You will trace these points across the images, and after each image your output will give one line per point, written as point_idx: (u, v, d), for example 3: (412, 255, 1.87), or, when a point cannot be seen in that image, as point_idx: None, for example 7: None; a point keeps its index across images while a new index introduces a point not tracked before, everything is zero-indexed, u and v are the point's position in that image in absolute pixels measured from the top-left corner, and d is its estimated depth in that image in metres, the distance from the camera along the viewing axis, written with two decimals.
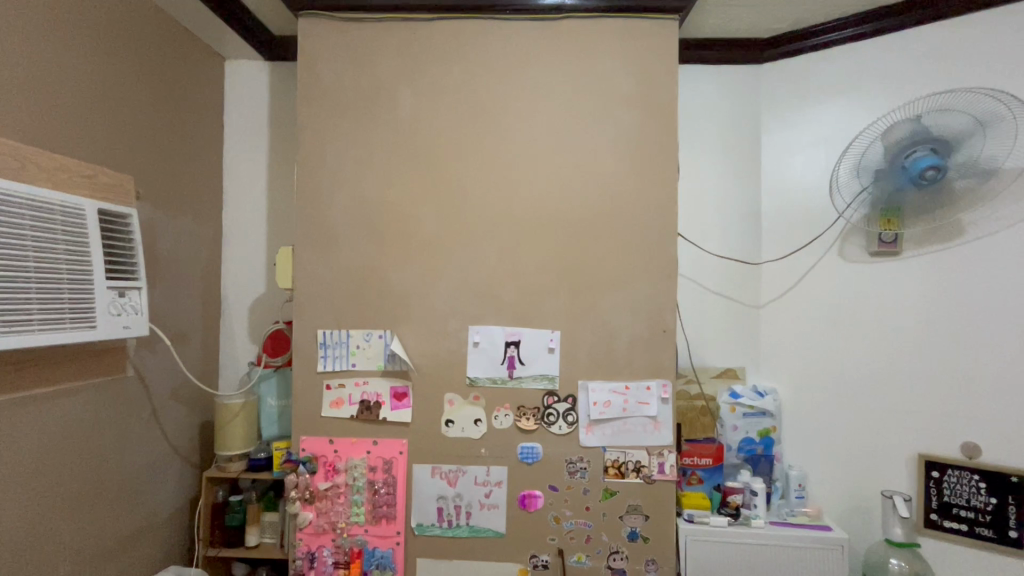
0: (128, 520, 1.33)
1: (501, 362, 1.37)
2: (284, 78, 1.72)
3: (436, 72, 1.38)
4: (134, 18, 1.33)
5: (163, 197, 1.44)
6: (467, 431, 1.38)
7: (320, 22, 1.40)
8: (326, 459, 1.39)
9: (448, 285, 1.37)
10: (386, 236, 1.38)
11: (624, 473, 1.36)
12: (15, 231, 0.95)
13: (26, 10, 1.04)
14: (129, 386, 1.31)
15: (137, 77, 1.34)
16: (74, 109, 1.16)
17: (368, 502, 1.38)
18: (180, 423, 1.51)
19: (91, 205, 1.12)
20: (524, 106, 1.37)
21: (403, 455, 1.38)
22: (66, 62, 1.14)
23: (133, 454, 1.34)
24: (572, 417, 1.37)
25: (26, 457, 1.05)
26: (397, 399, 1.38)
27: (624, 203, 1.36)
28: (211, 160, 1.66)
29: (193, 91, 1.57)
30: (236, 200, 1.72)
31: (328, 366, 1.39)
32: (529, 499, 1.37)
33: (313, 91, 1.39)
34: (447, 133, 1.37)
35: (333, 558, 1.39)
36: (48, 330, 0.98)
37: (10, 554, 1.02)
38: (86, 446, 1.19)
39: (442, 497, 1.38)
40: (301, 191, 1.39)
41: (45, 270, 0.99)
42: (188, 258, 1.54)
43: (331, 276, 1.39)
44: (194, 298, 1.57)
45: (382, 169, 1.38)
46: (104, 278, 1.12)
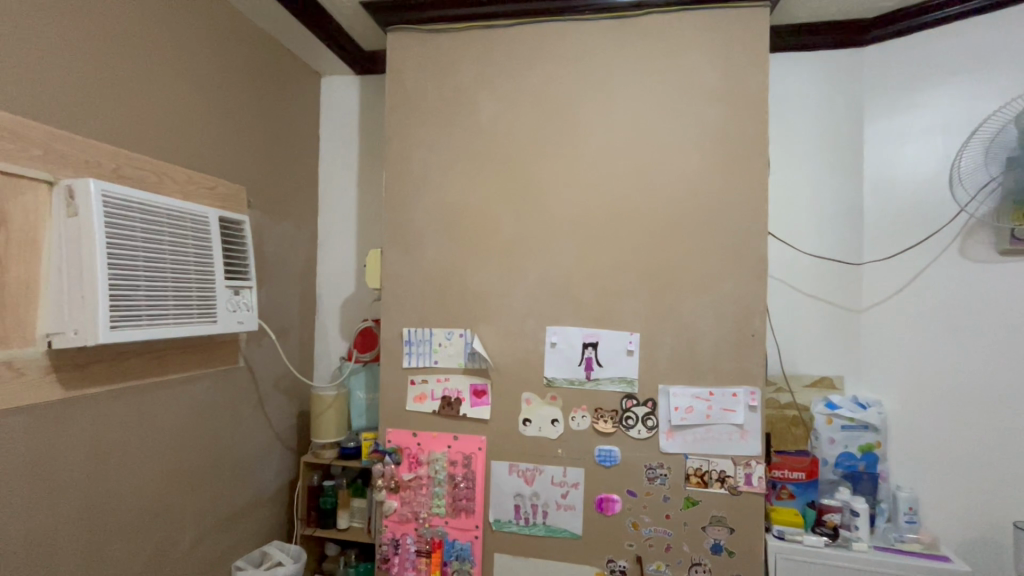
0: (240, 496, 1.48)
1: (579, 362, 1.36)
2: (372, 91, 1.83)
3: (515, 76, 1.40)
4: (245, 44, 1.48)
5: (269, 205, 1.58)
6: (544, 431, 1.39)
7: (407, 35, 1.48)
8: (409, 451, 1.46)
9: (527, 286, 1.39)
10: (467, 237, 1.42)
11: (707, 483, 1.31)
12: (155, 236, 1.09)
13: (166, 44, 1.21)
14: (241, 375, 1.46)
15: (248, 96, 1.49)
16: (198, 127, 1.31)
17: (448, 495, 1.43)
18: (281, 411, 1.66)
19: (214, 213, 1.26)
20: (602, 107, 1.36)
21: (481, 451, 1.42)
22: (193, 86, 1.29)
23: (244, 436, 1.48)
24: (652, 421, 1.33)
25: (158, 434, 1.20)
26: (476, 396, 1.42)
27: (707, 200, 1.31)
28: (310, 169, 1.80)
29: (295, 106, 1.72)
30: (330, 205, 1.85)
31: (412, 363, 1.45)
32: (606, 503, 1.35)
33: (400, 101, 1.47)
34: (526, 136, 1.39)
35: (416, 546, 1.45)
36: (178, 322, 1.11)
37: (147, 517, 1.18)
38: (205, 427, 1.34)
39: (519, 495, 1.40)
40: (389, 196, 1.47)
41: (178, 269, 1.13)
42: (289, 260, 1.68)
43: (415, 277, 1.46)
44: (293, 296, 1.71)
45: (463, 173, 1.43)
46: (222, 277, 1.25)
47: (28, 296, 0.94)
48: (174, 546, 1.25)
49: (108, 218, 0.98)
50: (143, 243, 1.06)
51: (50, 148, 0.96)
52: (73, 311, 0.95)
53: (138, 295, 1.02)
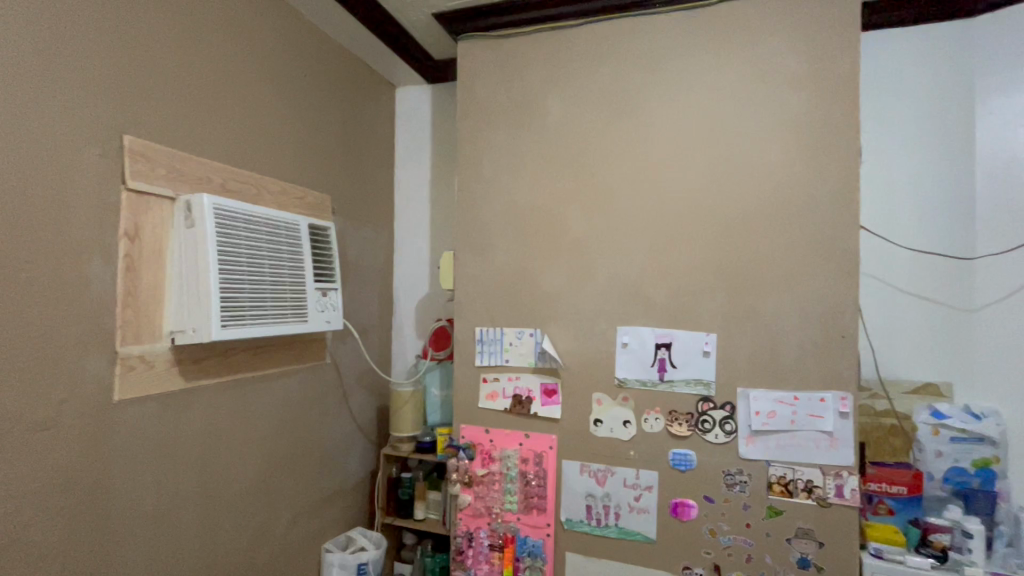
0: (328, 483, 1.59)
1: (652, 363, 1.34)
2: (444, 98, 1.90)
3: (583, 76, 1.40)
4: (328, 62, 1.58)
5: (351, 212, 1.69)
6: (616, 432, 1.37)
7: (477, 42, 1.52)
8: (482, 447, 1.50)
9: (598, 285, 1.39)
10: (537, 238, 1.44)
11: (792, 492, 1.24)
12: (256, 242, 1.19)
13: (263, 68, 1.33)
14: (328, 371, 1.57)
15: (332, 111, 1.60)
16: (290, 141, 1.42)
17: (520, 492, 1.46)
18: (363, 404, 1.76)
19: (304, 220, 1.36)
20: (674, 101, 1.33)
21: (553, 449, 1.43)
22: (285, 104, 1.41)
23: (331, 427, 1.59)
24: (730, 426, 1.28)
25: (259, 422, 1.32)
26: (547, 395, 1.43)
27: (791, 193, 1.24)
28: (387, 176, 1.90)
29: (373, 117, 1.82)
30: (405, 210, 1.94)
31: (484, 362, 1.49)
32: (681, 508, 1.32)
33: (471, 107, 1.52)
34: (596, 135, 1.39)
35: (489, 540, 1.49)
36: (276, 321, 1.22)
37: (249, 498, 1.30)
38: (298, 417, 1.45)
39: (591, 495, 1.39)
40: (461, 200, 1.53)
41: (275, 273, 1.23)
42: (369, 262, 1.78)
43: (487, 277, 1.49)
44: (373, 297, 1.81)
45: (533, 175, 1.45)
46: (312, 279, 1.35)
47: (157, 298, 1.07)
48: (272, 525, 1.37)
49: (219, 228, 1.10)
50: (247, 249, 1.17)
51: (172, 167, 1.09)
52: (191, 311, 1.07)
53: (243, 296, 1.13)
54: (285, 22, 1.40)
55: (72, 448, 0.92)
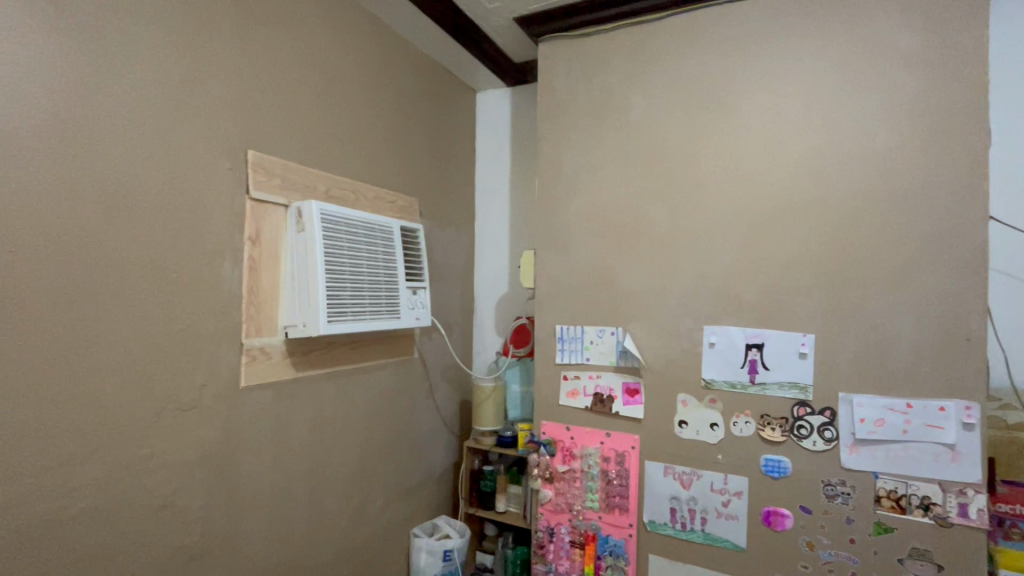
0: (416, 471, 1.67)
1: (742, 365, 1.29)
2: (522, 101, 1.94)
3: (668, 70, 1.38)
4: (416, 72, 1.67)
5: (436, 214, 1.77)
6: (702, 434, 1.33)
7: (558, 43, 1.54)
8: (563, 444, 1.51)
9: (683, 283, 1.35)
10: (618, 236, 1.43)
11: (905, 508, 1.14)
12: (356, 244, 1.29)
13: (360, 82, 1.43)
14: (415, 365, 1.65)
15: (419, 118, 1.68)
16: (383, 149, 1.52)
17: (601, 490, 1.45)
18: (447, 398, 1.83)
19: (396, 223, 1.45)
20: (766, 90, 1.27)
21: (635, 449, 1.41)
22: (379, 115, 1.50)
23: (418, 419, 1.68)
24: (831, 433, 1.20)
25: (356, 411, 1.42)
26: (629, 395, 1.42)
27: (903, 181, 1.14)
28: (468, 179, 1.97)
29: (455, 122, 1.89)
30: (485, 210, 1.99)
31: (565, 359, 1.50)
32: (775, 517, 1.26)
33: (551, 107, 1.54)
34: (679, 130, 1.36)
35: (570, 537, 1.49)
36: (373, 317, 1.31)
37: (348, 480, 1.40)
38: (389, 408, 1.55)
39: (675, 498, 1.36)
40: (542, 199, 1.55)
41: (372, 273, 1.32)
42: (452, 261, 1.85)
43: (568, 276, 1.51)
44: (456, 295, 1.88)
45: (615, 172, 1.44)
46: (403, 279, 1.43)
47: (274, 296, 1.19)
48: (367, 507, 1.47)
49: (325, 232, 1.20)
50: (349, 251, 1.26)
51: (286, 177, 1.20)
52: (302, 308, 1.18)
53: (346, 294, 1.23)
54: (379, 38, 1.50)
55: (208, 427, 1.05)
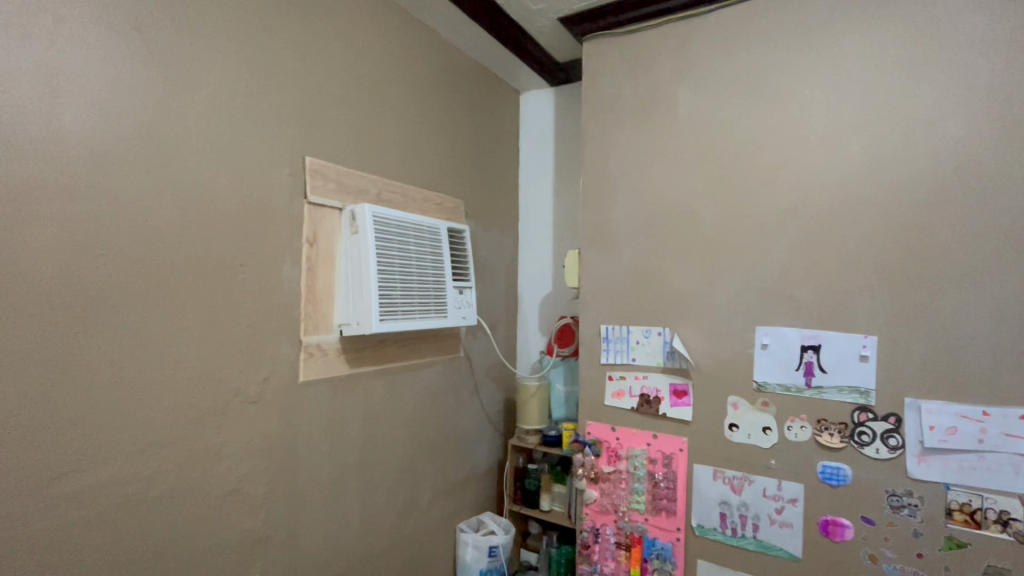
0: (462, 467, 1.71)
1: (797, 367, 1.24)
2: (566, 100, 1.94)
3: (717, 64, 1.35)
4: (462, 76, 1.70)
5: (482, 215, 1.80)
6: (754, 438, 1.29)
7: (603, 41, 1.53)
8: (608, 445, 1.50)
9: (733, 283, 1.32)
10: (665, 234, 1.41)
11: (979, 523, 1.06)
12: (405, 246, 1.33)
13: (409, 87, 1.48)
14: (461, 363, 1.69)
15: (464, 120, 1.71)
16: (431, 152, 1.56)
17: (648, 492, 1.43)
18: (492, 396, 1.86)
19: (443, 225, 1.48)
20: (824, 80, 1.22)
21: (683, 452, 1.39)
22: (426, 118, 1.54)
23: (463, 416, 1.71)
24: (895, 441, 1.14)
25: (405, 407, 1.47)
26: (677, 396, 1.39)
27: (977, 173, 1.06)
28: (512, 180, 1.98)
29: (500, 123, 1.91)
30: (529, 210, 2.00)
31: (610, 359, 1.49)
32: (833, 527, 1.20)
33: (596, 106, 1.53)
34: (730, 125, 1.32)
35: (615, 538, 1.48)
36: (422, 316, 1.34)
37: (397, 474, 1.45)
38: (436, 404, 1.58)
39: (725, 503, 1.33)
40: (586, 198, 1.54)
41: (421, 273, 1.36)
42: (496, 262, 1.88)
43: (613, 276, 1.50)
44: (500, 294, 1.90)
45: (662, 170, 1.42)
46: (450, 279, 1.47)
47: (330, 296, 1.24)
48: (415, 500, 1.51)
49: (377, 234, 1.25)
50: (399, 252, 1.31)
51: (340, 182, 1.26)
52: (355, 307, 1.23)
53: (396, 293, 1.27)
54: (426, 44, 1.54)
55: (271, 419, 1.11)
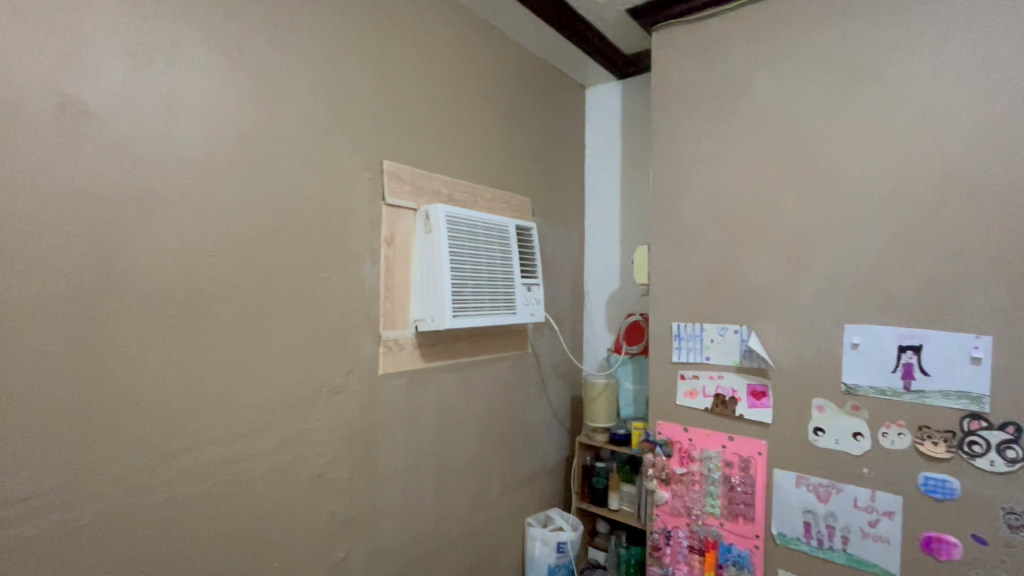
0: (530, 462, 1.72)
1: (894, 370, 1.14)
2: (634, 93, 1.90)
3: (800, 46, 1.27)
4: (528, 75, 1.72)
5: (548, 212, 1.80)
6: (843, 444, 1.21)
7: (674, 30, 1.48)
8: (680, 446, 1.45)
9: (819, 278, 1.24)
10: (742, 228, 1.35)
11: None
12: (476, 244, 1.36)
13: (478, 88, 1.51)
14: (529, 359, 1.70)
15: (531, 118, 1.72)
16: (498, 151, 1.58)
17: (723, 496, 1.37)
18: (559, 393, 1.86)
19: (512, 223, 1.50)
20: (925, 57, 1.12)
21: (762, 456, 1.32)
22: (494, 118, 1.57)
23: (531, 412, 1.72)
24: (1013, 453, 1.02)
25: (475, 401, 1.50)
26: (755, 397, 1.33)
27: None
28: (579, 177, 1.97)
29: (566, 120, 1.91)
30: (595, 206, 1.98)
31: (682, 358, 1.45)
32: (937, 544, 1.10)
33: (666, 97, 1.49)
34: (816, 110, 1.24)
35: (688, 542, 1.43)
36: (492, 313, 1.37)
37: (468, 466, 1.49)
38: (505, 399, 1.61)
39: (810, 512, 1.25)
40: (656, 193, 1.50)
41: (491, 270, 1.39)
42: (563, 258, 1.87)
43: (686, 272, 1.45)
44: (567, 291, 1.90)
45: (739, 160, 1.35)
46: (519, 276, 1.48)
47: (405, 293, 1.30)
48: (485, 493, 1.55)
49: (449, 233, 1.29)
50: (469, 250, 1.34)
51: (414, 183, 1.31)
52: (429, 303, 1.28)
53: (467, 290, 1.31)
54: (493, 46, 1.57)
55: (353, 409, 1.18)
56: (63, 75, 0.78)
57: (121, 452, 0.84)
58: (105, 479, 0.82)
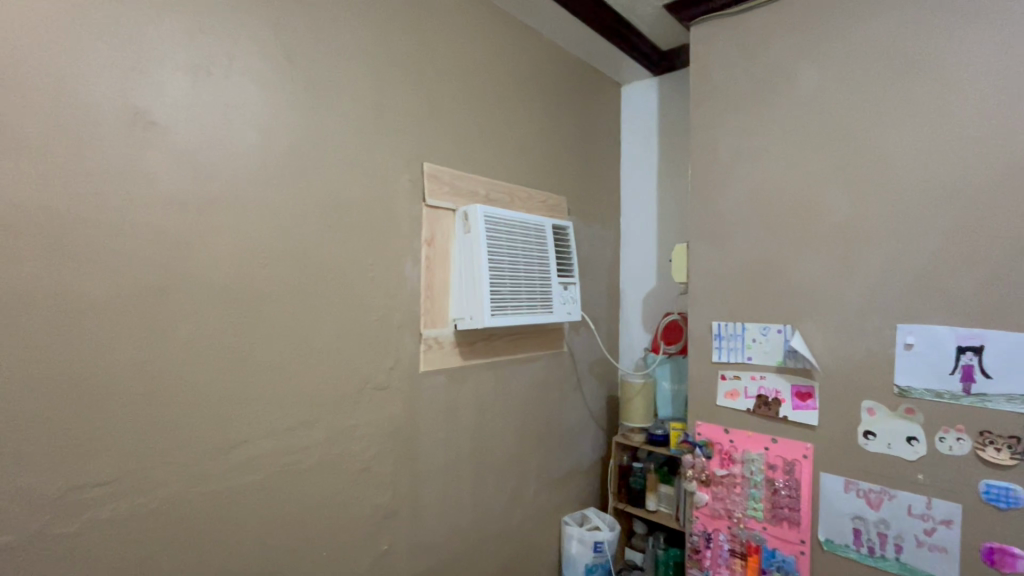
0: (566, 461, 1.72)
1: (952, 372, 1.09)
2: (671, 89, 1.87)
3: (849, 36, 1.23)
4: (564, 74, 1.71)
5: (584, 211, 1.80)
6: (896, 449, 1.16)
7: (714, 23, 1.45)
8: (721, 447, 1.42)
9: (869, 276, 1.19)
10: (786, 225, 1.31)
11: None
12: (513, 244, 1.38)
13: (514, 89, 1.52)
14: (565, 358, 1.70)
15: (566, 117, 1.72)
16: (535, 151, 1.59)
17: (767, 499, 1.34)
18: (594, 393, 1.85)
19: (548, 222, 1.51)
20: (987, 44, 1.06)
21: (808, 459, 1.28)
22: (531, 118, 1.58)
23: (567, 411, 1.72)
24: None
25: (512, 400, 1.52)
26: (800, 399, 1.29)
27: None
28: (614, 175, 1.96)
29: (601, 118, 1.90)
30: (631, 204, 1.96)
31: (722, 358, 1.41)
32: (1000, 556, 1.05)
33: (706, 92, 1.46)
34: (866, 103, 1.20)
35: (730, 545, 1.40)
36: (530, 312, 1.38)
37: (505, 464, 1.50)
38: (541, 398, 1.62)
39: (860, 518, 1.21)
40: (695, 189, 1.48)
41: (528, 270, 1.40)
42: (598, 257, 1.86)
43: (726, 270, 1.42)
44: (603, 290, 1.89)
45: (782, 155, 1.32)
46: (555, 275, 1.49)
47: (445, 292, 1.32)
48: (522, 491, 1.56)
49: (487, 233, 1.31)
50: (507, 250, 1.35)
51: (453, 184, 1.33)
52: (468, 302, 1.30)
53: (506, 290, 1.32)
54: (530, 46, 1.58)
55: (394, 406, 1.21)
56: (131, 88, 0.84)
57: (182, 442, 0.89)
58: (170, 467, 0.88)
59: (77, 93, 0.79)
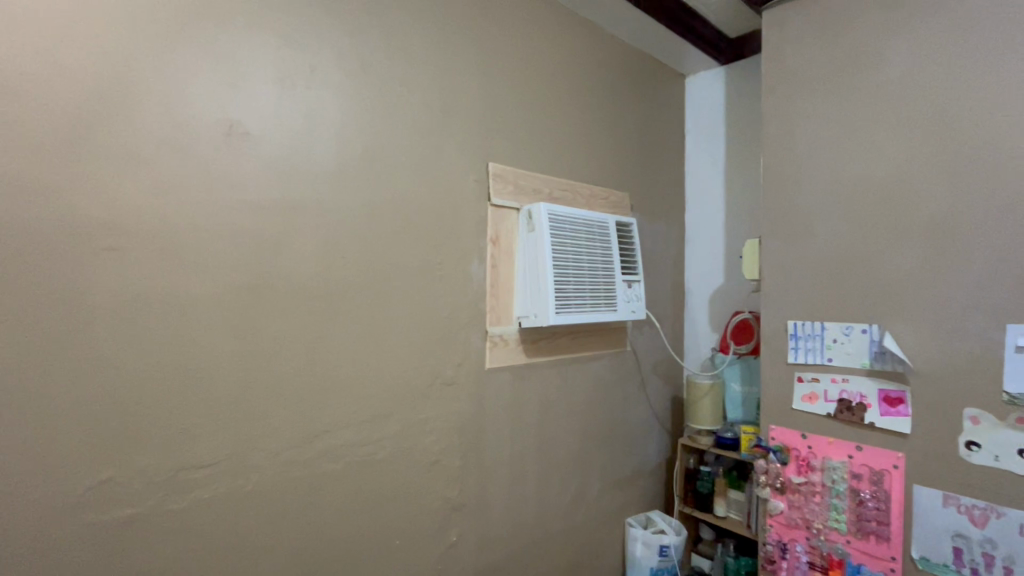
0: (629, 462, 1.70)
1: None
2: (739, 78, 1.79)
3: (948, 10, 1.12)
4: (626, 68, 1.68)
5: (647, 207, 1.76)
6: (1005, 462, 1.06)
7: (789, 6, 1.37)
8: (798, 453, 1.34)
9: (972, 271, 1.09)
10: (872, 217, 1.22)
11: None
12: (578, 241, 1.37)
13: (576, 85, 1.51)
14: (628, 357, 1.68)
15: (628, 112, 1.69)
16: (597, 147, 1.57)
17: (850, 511, 1.26)
18: (658, 393, 1.81)
19: (612, 219, 1.49)
20: None
21: (899, 470, 1.19)
22: (593, 114, 1.56)
23: (631, 411, 1.69)
24: None
25: (575, 398, 1.51)
26: (889, 404, 1.20)
27: None
28: (678, 169, 1.90)
29: (664, 110, 1.84)
30: (696, 199, 1.90)
31: (799, 359, 1.34)
32: None
33: (780, 79, 1.38)
34: (969, 81, 1.09)
35: (808, 557, 1.32)
36: (595, 310, 1.37)
37: (569, 462, 1.50)
38: (605, 397, 1.60)
39: (961, 536, 1.11)
40: (769, 182, 1.41)
41: (593, 267, 1.39)
42: (662, 254, 1.82)
43: (804, 266, 1.34)
44: (667, 288, 1.84)
45: (869, 143, 1.23)
46: (620, 272, 1.47)
47: (510, 290, 1.34)
48: (586, 490, 1.55)
49: (552, 231, 1.31)
50: (572, 247, 1.35)
51: (517, 184, 1.34)
52: (533, 300, 1.31)
53: (570, 288, 1.32)
54: (591, 42, 1.56)
55: (462, 402, 1.24)
56: (228, 103, 0.91)
57: (271, 430, 0.96)
58: (262, 454, 0.95)
59: (183, 109, 0.86)
